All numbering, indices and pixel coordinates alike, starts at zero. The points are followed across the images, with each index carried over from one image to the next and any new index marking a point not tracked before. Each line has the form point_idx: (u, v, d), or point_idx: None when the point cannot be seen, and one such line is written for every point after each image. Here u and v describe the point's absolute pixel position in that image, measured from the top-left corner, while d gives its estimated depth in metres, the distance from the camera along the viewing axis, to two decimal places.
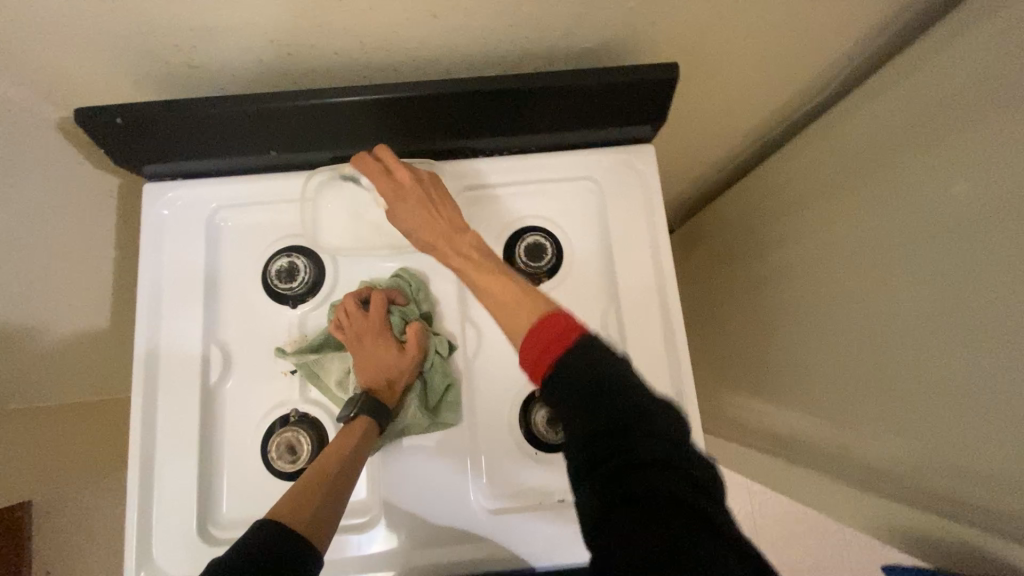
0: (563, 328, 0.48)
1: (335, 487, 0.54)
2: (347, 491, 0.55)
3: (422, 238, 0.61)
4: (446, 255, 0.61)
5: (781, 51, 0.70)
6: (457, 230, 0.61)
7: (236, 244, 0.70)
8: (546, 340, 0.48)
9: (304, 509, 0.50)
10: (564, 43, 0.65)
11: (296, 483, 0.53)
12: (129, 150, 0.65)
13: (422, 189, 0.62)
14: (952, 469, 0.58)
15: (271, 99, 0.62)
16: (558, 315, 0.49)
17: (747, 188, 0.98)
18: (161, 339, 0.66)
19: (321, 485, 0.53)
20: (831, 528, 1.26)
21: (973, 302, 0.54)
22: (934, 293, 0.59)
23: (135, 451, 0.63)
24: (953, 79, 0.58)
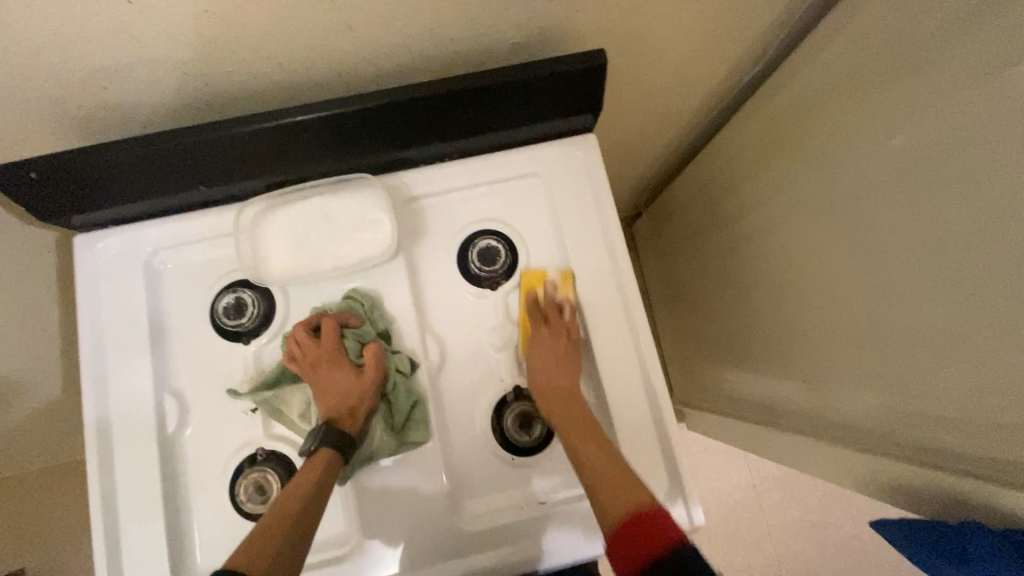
0: (661, 532, 0.47)
1: (299, 523, 0.52)
2: (316, 519, 0.54)
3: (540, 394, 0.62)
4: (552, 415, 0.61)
5: (714, 23, 0.69)
6: (570, 397, 0.62)
7: (179, 286, 0.67)
8: (644, 533, 0.48)
9: (265, 551, 0.49)
10: (493, 40, 0.63)
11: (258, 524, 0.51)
12: (55, 202, 0.62)
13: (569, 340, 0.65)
14: (928, 418, 0.58)
15: (195, 132, 0.59)
16: (660, 514, 0.49)
17: (703, 163, 0.97)
18: (112, 394, 0.64)
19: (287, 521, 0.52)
20: (830, 487, 1.26)
21: (931, 253, 0.54)
22: (894, 245, 0.58)
23: (98, 512, 0.61)
24: (883, 32, 0.57)
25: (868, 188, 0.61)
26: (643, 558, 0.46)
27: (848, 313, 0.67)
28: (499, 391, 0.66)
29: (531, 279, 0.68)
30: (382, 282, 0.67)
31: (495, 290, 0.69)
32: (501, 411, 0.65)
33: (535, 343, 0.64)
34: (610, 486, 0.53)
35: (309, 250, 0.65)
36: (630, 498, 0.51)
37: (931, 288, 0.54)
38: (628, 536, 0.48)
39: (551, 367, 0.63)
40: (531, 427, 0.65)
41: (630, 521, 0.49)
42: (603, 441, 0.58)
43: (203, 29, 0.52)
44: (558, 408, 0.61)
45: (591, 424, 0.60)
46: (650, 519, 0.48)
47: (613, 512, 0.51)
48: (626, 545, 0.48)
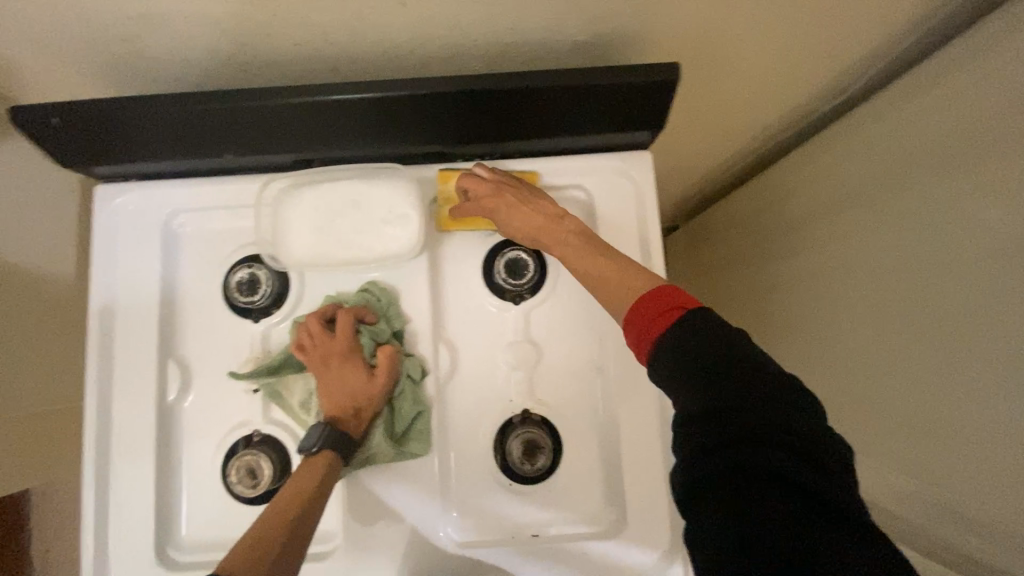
0: (675, 303, 0.47)
1: (298, 526, 0.51)
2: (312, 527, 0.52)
3: (532, 241, 0.60)
4: (551, 247, 0.59)
5: (806, 47, 0.61)
6: (555, 220, 0.60)
7: (195, 252, 0.65)
8: (659, 309, 0.47)
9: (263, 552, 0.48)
10: (556, 36, 0.57)
11: (256, 525, 0.50)
12: (81, 149, 0.60)
13: (505, 184, 0.62)
14: (955, 521, 0.52)
15: (230, 98, 0.56)
16: (671, 288, 0.48)
17: (754, 191, 0.90)
18: (115, 352, 0.63)
19: (283, 529, 0.50)
20: None
21: (993, 351, 0.47)
22: (953, 329, 0.51)
23: (90, 471, 0.61)
24: (998, 87, 0.49)
25: (932, 259, 0.54)
26: (659, 327, 0.47)
27: (875, 391, 0.61)
28: (507, 412, 0.63)
29: (446, 176, 0.63)
30: (401, 279, 0.63)
31: (517, 305, 0.64)
32: (506, 434, 0.62)
33: (494, 210, 0.60)
34: (611, 281, 0.54)
35: (331, 236, 0.62)
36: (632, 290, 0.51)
37: (985, 392, 0.48)
38: (648, 316, 0.48)
39: (523, 216, 0.60)
40: (536, 457, 0.61)
41: (642, 298, 0.49)
42: (599, 255, 0.56)
43: None
44: (550, 242, 0.59)
45: (582, 241, 0.58)
46: (658, 296, 0.48)
47: (622, 305, 0.52)
48: (642, 326, 0.48)
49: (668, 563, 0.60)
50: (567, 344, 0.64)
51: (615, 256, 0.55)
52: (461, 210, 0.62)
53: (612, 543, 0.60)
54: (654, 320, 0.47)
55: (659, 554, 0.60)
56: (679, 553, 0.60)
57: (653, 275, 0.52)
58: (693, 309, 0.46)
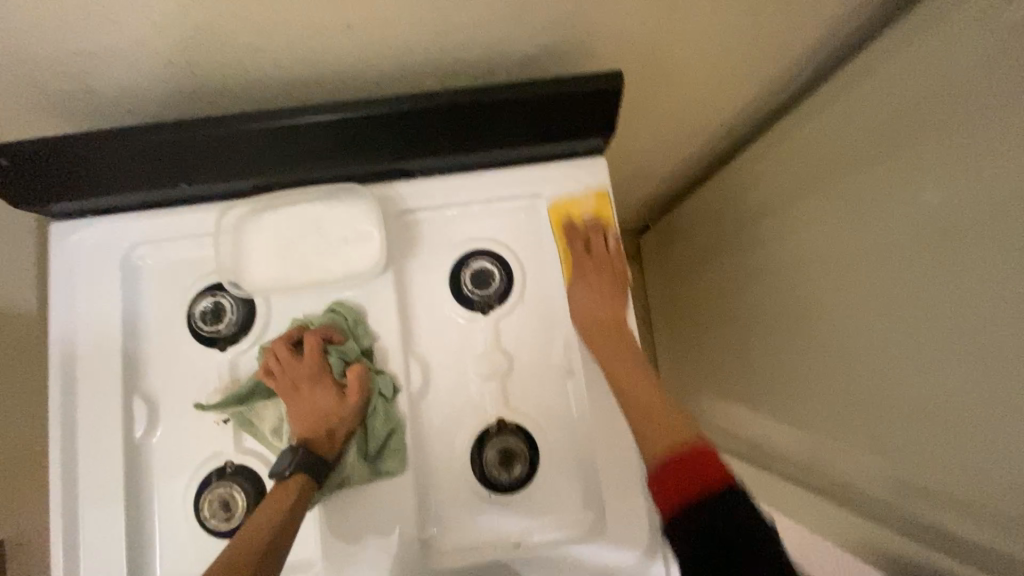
0: (704, 472, 0.48)
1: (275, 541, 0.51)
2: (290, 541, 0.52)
3: (584, 330, 0.61)
4: (598, 355, 0.61)
5: (749, 47, 0.64)
6: (622, 330, 0.61)
7: (158, 284, 0.64)
8: (682, 475, 0.49)
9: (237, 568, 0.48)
10: (506, 49, 0.58)
11: (233, 541, 0.51)
12: (35, 187, 0.59)
13: (614, 263, 0.63)
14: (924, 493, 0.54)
15: (189, 126, 0.56)
16: (708, 452, 0.50)
17: (717, 187, 0.92)
18: (78, 391, 0.61)
19: (254, 555, 0.50)
20: None
21: (957, 328, 0.49)
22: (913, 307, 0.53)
23: (56, 516, 0.59)
24: (935, 73, 0.51)
25: (888, 241, 0.56)
26: (697, 492, 0.48)
27: (849, 373, 0.63)
28: (482, 422, 0.63)
29: (559, 211, 0.65)
30: (369, 296, 0.64)
31: (486, 315, 0.65)
32: (483, 444, 0.62)
33: (582, 278, 0.63)
34: (652, 418, 0.55)
35: (293, 260, 0.62)
36: (676, 436, 0.52)
37: (951, 368, 0.50)
38: (674, 471, 0.49)
39: (598, 299, 0.62)
40: (513, 464, 0.62)
41: (676, 456, 0.50)
42: (639, 362, 0.60)
43: (190, 17, 0.48)
44: (605, 344, 0.61)
45: (636, 356, 0.60)
46: (694, 455, 0.49)
47: (655, 448, 0.52)
48: (667, 485, 0.49)
49: (651, 562, 0.60)
50: (537, 350, 0.65)
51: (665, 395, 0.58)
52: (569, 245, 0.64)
53: (592, 546, 0.60)
54: (677, 489, 0.48)
55: (642, 553, 0.60)
56: (659, 551, 0.60)
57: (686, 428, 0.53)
58: (728, 485, 0.48)
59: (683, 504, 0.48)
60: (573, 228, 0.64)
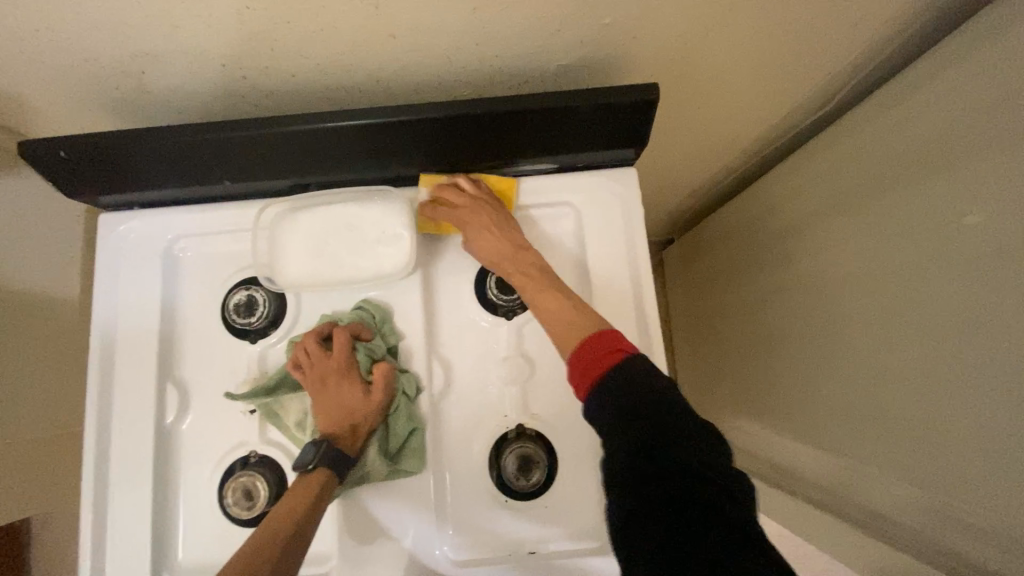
0: (607, 350, 0.52)
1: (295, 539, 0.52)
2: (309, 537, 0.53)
3: (492, 263, 0.62)
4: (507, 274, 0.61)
5: (783, 64, 0.63)
6: (520, 249, 0.62)
7: (195, 276, 0.67)
8: (584, 362, 0.52)
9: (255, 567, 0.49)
10: (541, 60, 0.59)
11: (253, 539, 0.52)
12: (89, 180, 0.62)
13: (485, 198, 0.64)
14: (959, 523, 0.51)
15: (233, 126, 0.58)
16: (605, 333, 0.53)
17: (745, 204, 0.91)
18: (116, 373, 0.64)
19: (271, 550, 0.51)
20: None
21: (994, 351, 0.47)
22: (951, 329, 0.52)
23: (88, 495, 0.61)
24: (982, 92, 0.49)
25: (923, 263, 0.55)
26: (603, 368, 0.51)
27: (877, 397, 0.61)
28: (503, 427, 0.63)
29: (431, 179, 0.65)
30: (396, 296, 0.65)
31: (510, 320, 0.65)
32: (501, 449, 0.62)
33: (465, 226, 0.62)
34: (571, 324, 0.56)
35: (326, 257, 0.63)
36: (586, 328, 0.55)
37: (989, 395, 0.48)
38: (579, 362, 0.52)
39: (488, 231, 0.62)
40: (531, 472, 0.62)
41: (581, 342, 0.53)
42: (561, 298, 0.58)
43: (241, 23, 0.50)
44: (514, 265, 0.61)
45: (545, 278, 0.60)
46: (597, 342, 0.53)
47: (573, 340, 0.55)
48: (579, 364, 0.52)
49: None
50: (560, 358, 0.65)
51: (580, 304, 0.58)
52: (434, 216, 0.64)
53: (607, 558, 0.60)
54: (587, 366, 0.52)
55: None
56: None
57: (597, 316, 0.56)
58: (626, 356, 0.51)
59: (592, 380, 0.51)
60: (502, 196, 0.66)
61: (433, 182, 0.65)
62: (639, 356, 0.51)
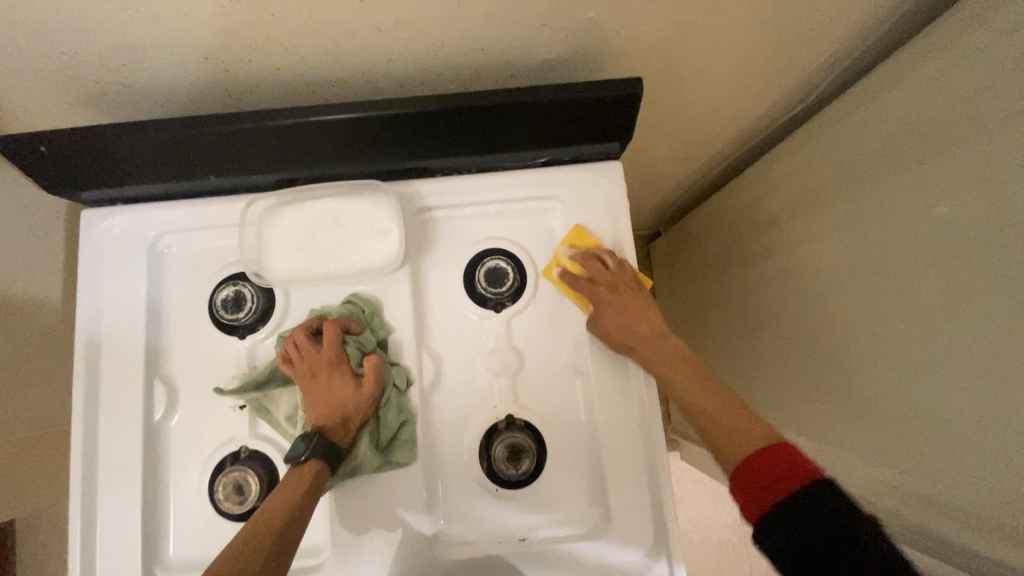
0: (790, 465, 0.47)
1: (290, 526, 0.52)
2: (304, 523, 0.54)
3: (614, 340, 0.62)
4: (644, 358, 0.61)
5: (763, 59, 0.65)
6: (659, 335, 0.62)
7: (182, 272, 0.66)
8: (767, 475, 0.48)
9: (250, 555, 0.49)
10: (527, 55, 0.60)
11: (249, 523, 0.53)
12: (71, 175, 0.61)
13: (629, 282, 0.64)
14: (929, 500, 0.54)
15: (218, 119, 0.58)
16: (787, 447, 0.49)
17: (728, 197, 0.93)
18: (102, 371, 0.63)
19: (265, 543, 0.50)
20: None
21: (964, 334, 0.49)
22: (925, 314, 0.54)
23: (76, 494, 0.61)
24: (953, 85, 0.51)
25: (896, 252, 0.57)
26: (785, 489, 0.47)
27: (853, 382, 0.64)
28: (492, 418, 0.64)
29: (577, 234, 0.67)
30: (385, 290, 0.65)
31: (498, 313, 0.66)
32: (491, 439, 0.63)
33: (600, 304, 0.63)
34: (723, 424, 0.55)
35: (314, 252, 0.63)
36: (745, 436, 0.52)
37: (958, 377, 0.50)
38: (752, 479, 0.49)
39: (626, 318, 0.62)
40: (520, 460, 0.63)
41: (761, 450, 0.50)
42: (714, 385, 0.58)
43: (225, 16, 0.50)
44: (650, 351, 0.61)
45: (683, 364, 0.60)
46: (779, 454, 0.48)
47: (730, 451, 0.53)
48: (745, 484, 0.49)
49: (653, 560, 0.61)
50: (548, 348, 0.66)
51: (735, 396, 0.57)
52: (573, 287, 0.64)
53: (596, 542, 0.61)
54: (763, 485, 0.48)
55: (645, 552, 0.61)
56: (662, 551, 0.61)
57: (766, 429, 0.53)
58: (820, 479, 0.46)
59: (767, 506, 0.47)
60: (625, 274, 0.64)
61: (579, 237, 0.66)
62: (820, 477, 0.46)
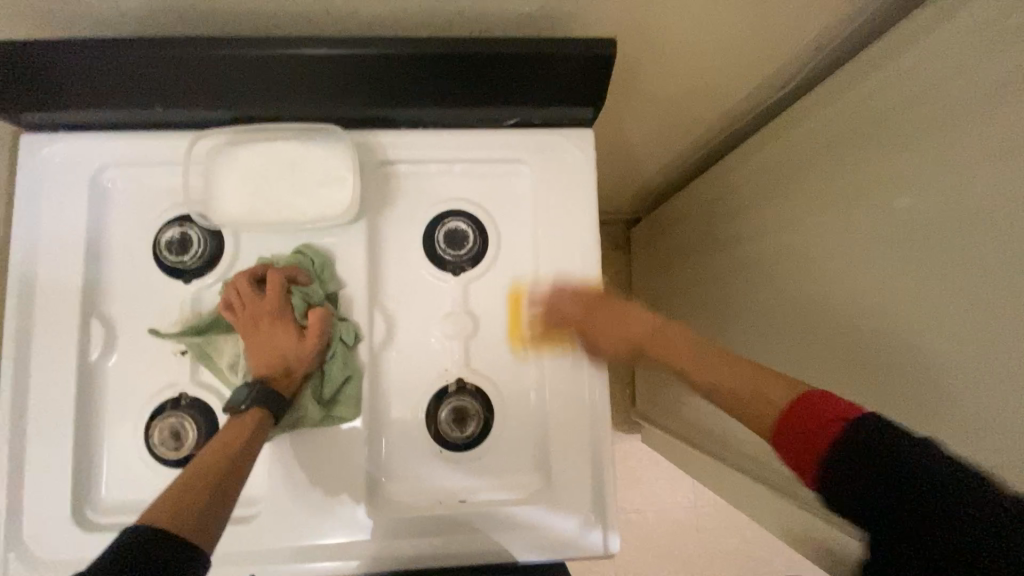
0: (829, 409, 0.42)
1: (227, 482, 0.49)
2: (241, 484, 0.50)
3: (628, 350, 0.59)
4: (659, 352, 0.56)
5: (746, 40, 0.62)
6: (656, 327, 0.57)
7: (126, 209, 0.63)
8: (808, 425, 0.43)
9: (188, 509, 0.45)
10: (501, 9, 0.57)
11: (178, 480, 0.47)
12: (3, 94, 0.57)
13: (602, 301, 0.61)
14: None
15: (166, 45, 0.54)
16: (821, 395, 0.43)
17: (706, 183, 0.92)
18: (35, 306, 0.60)
19: (214, 473, 0.48)
20: (740, 521, 1.26)
21: (920, 329, 0.49)
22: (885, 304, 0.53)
23: (3, 430, 0.59)
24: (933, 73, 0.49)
25: (857, 242, 0.57)
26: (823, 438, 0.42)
27: (804, 371, 0.64)
28: (441, 382, 0.63)
29: (518, 291, 0.65)
30: (339, 243, 0.63)
31: (456, 276, 0.64)
32: (438, 402, 0.63)
33: (585, 330, 0.61)
34: (748, 397, 0.47)
35: (265, 197, 0.61)
36: (778, 401, 0.46)
37: (912, 372, 0.50)
38: (796, 434, 0.43)
39: (613, 334, 0.60)
40: (466, 424, 0.62)
41: (789, 413, 0.44)
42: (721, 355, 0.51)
43: None
44: (654, 344, 0.57)
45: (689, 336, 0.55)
46: (812, 408, 0.43)
47: (770, 416, 0.46)
48: (794, 447, 0.43)
49: (589, 529, 0.62)
50: (503, 316, 0.65)
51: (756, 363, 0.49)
52: (541, 328, 0.64)
53: (533, 508, 0.61)
54: (808, 437, 0.43)
55: (581, 520, 0.62)
56: (598, 520, 0.62)
57: (792, 383, 0.46)
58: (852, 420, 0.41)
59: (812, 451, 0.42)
60: (571, 283, 0.63)
61: (521, 297, 0.65)
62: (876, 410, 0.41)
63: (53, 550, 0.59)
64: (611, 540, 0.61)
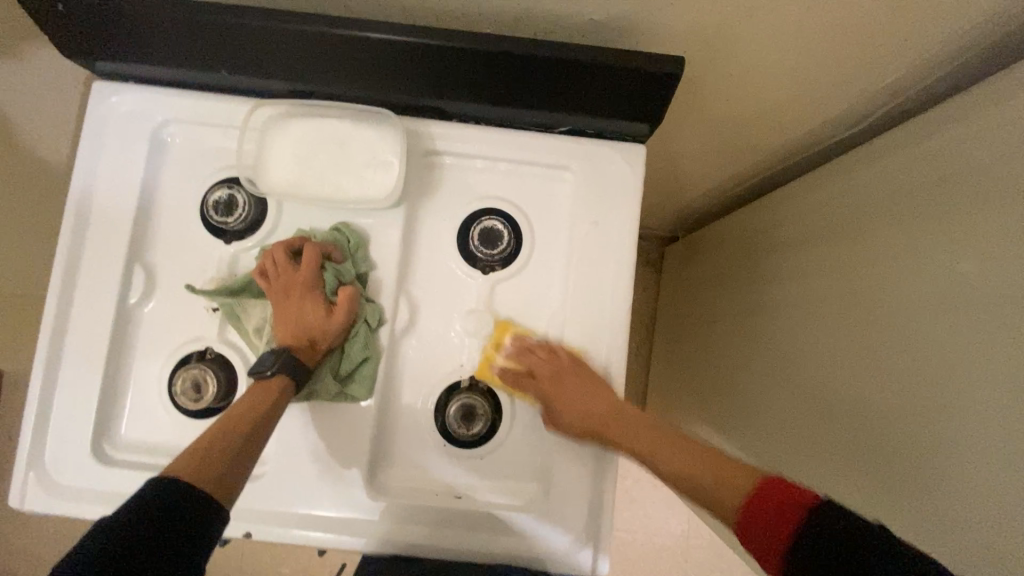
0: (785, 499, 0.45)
1: (246, 447, 0.51)
2: (259, 448, 0.52)
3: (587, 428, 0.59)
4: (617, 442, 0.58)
5: (814, 73, 0.60)
6: (621, 411, 0.59)
7: (180, 164, 0.65)
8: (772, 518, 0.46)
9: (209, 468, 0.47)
10: (566, 13, 0.56)
11: (202, 437, 0.50)
12: (83, 41, 0.59)
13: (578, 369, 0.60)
14: None
15: (239, 12, 0.56)
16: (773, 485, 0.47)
17: (749, 213, 0.89)
18: (85, 245, 0.64)
19: (234, 441, 0.50)
20: (732, 560, 1.23)
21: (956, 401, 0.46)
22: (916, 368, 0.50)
23: (41, 358, 0.62)
24: (1017, 135, 0.45)
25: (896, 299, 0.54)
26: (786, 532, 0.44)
27: (823, 423, 0.61)
28: (455, 376, 0.63)
29: (503, 327, 0.63)
30: (375, 225, 0.64)
31: (485, 275, 0.64)
32: (448, 396, 0.63)
33: (551, 392, 0.60)
34: (711, 482, 0.52)
35: (311, 171, 0.62)
36: (737, 484, 0.50)
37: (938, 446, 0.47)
38: (763, 524, 0.46)
39: (583, 394, 0.59)
40: (473, 422, 0.62)
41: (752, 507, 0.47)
42: (679, 443, 0.56)
43: None
44: (620, 428, 0.58)
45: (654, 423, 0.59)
46: (769, 499, 0.46)
47: (730, 501, 0.50)
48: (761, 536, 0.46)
49: (579, 547, 0.61)
50: (525, 320, 0.64)
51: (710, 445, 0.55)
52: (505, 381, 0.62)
53: (527, 517, 0.61)
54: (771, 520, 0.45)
55: (574, 537, 0.61)
56: (591, 540, 0.61)
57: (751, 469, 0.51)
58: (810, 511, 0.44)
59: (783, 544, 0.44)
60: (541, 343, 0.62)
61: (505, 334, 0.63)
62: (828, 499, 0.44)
63: (71, 477, 0.62)
64: (600, 562, 0.61)
